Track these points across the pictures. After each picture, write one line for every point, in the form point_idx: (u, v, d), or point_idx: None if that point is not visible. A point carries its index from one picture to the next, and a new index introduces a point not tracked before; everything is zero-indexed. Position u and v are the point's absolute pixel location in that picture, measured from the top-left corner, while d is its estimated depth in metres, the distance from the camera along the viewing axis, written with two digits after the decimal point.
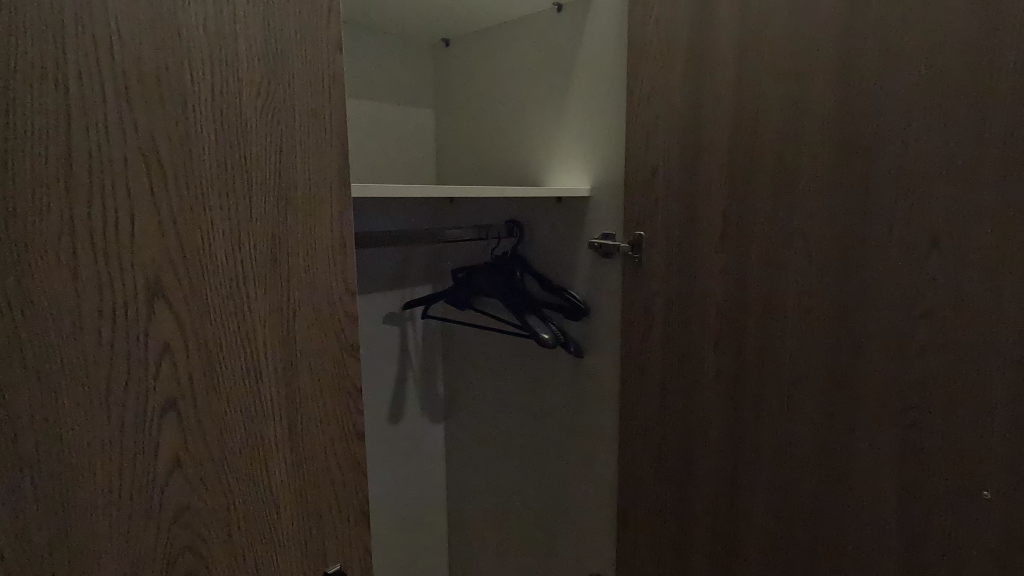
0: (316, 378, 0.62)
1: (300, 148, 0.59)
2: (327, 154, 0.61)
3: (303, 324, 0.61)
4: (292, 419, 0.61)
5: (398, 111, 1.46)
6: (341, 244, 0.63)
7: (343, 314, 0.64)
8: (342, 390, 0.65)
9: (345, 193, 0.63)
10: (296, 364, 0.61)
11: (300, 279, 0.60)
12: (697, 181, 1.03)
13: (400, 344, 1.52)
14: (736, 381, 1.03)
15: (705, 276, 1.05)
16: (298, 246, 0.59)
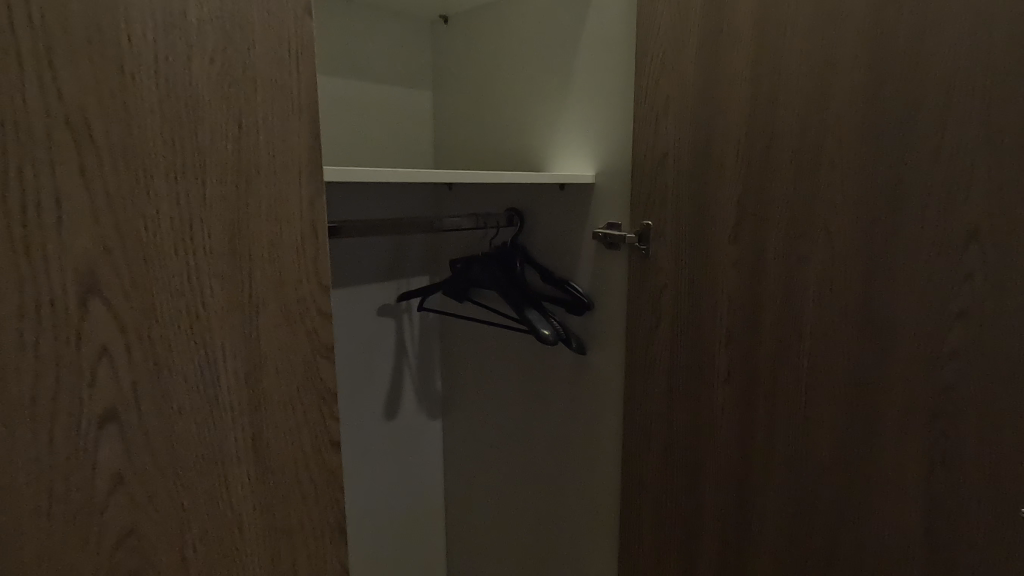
0: (283, 383, 0.56)
1: (262, 126, 0.52)
2: (295, 131, 0.54)
3: (267, 324, 0.54)
4: (256, 428, 0.55)
5: (394, 94, 1.39)
6: (312, 233, 0.57)
7: (315, 312, 0.58)
8: (314, 395, 0.59)
9: (317, 178, 0.56)
10: (260, 367, 0.54)
11: (263, 274, 0.53)
12: (709, 167, 0.95)
13: (395, 336, 1.46)
14: (748, 382, 0.97)
15: (717, 269, 0.97)
16: (261, 236, 0.53)
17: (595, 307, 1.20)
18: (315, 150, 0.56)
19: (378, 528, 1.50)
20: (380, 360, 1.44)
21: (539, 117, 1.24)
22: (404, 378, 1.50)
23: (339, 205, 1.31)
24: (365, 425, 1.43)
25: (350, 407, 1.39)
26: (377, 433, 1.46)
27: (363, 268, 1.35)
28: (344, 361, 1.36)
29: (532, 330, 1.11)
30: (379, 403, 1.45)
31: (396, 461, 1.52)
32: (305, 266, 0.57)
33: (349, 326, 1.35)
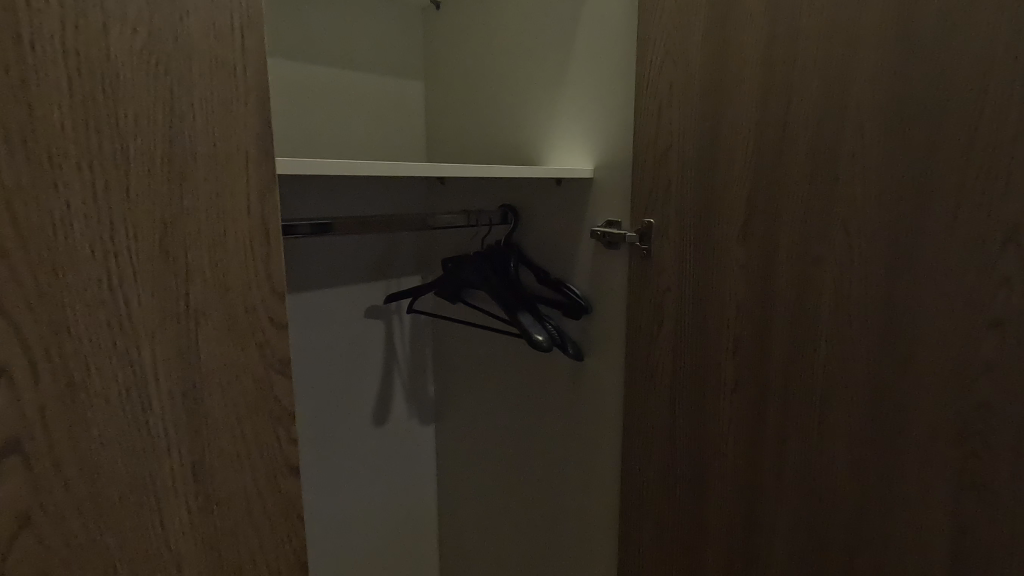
0: (227, 403, 0.49)
1: (199, 109, 0.45)
2: (240, 115, 0.47)
3: (208, 336, 0.47)
4: (195, 455, 0.48)
5: (383, 84, 1.31)
6: (262, 233, 0.50)
7: (265, 322, 0.51)
8: (265, 416, 0.52)
9: (268, 170, 0.49)
10: (200, 386, 0.48)
11: (202, 279, 0.47)
12: (716, 160, 0.88)
13: (379, 337, 1.38)
14: (758, 394, 0.89)
15: (724, 271, 0.90)
16: (200, 237, 0.46)
17: (593, 310, 1.12)
18: (265, 138, 0.49)
19: (363, 539, 1.44)
20: (361, 364, 1.35)
21: (534, 108, 1.16)
22: (388, 382, 1.42)
23: (322, 200, 1.23)
24: (347, 433, 1.36)
25: (329, 415, 1.31)
26: (359, 442, 1.38)
27: (349, 267, 1.28)
28: (324, 366, 1.29)
29: (525, 335, 1.04)
30: (361, 409, 1.38)
31: (381, 470, 1.44)
32: (253, 271, 0.50)
33: (325, 328, 1.27)
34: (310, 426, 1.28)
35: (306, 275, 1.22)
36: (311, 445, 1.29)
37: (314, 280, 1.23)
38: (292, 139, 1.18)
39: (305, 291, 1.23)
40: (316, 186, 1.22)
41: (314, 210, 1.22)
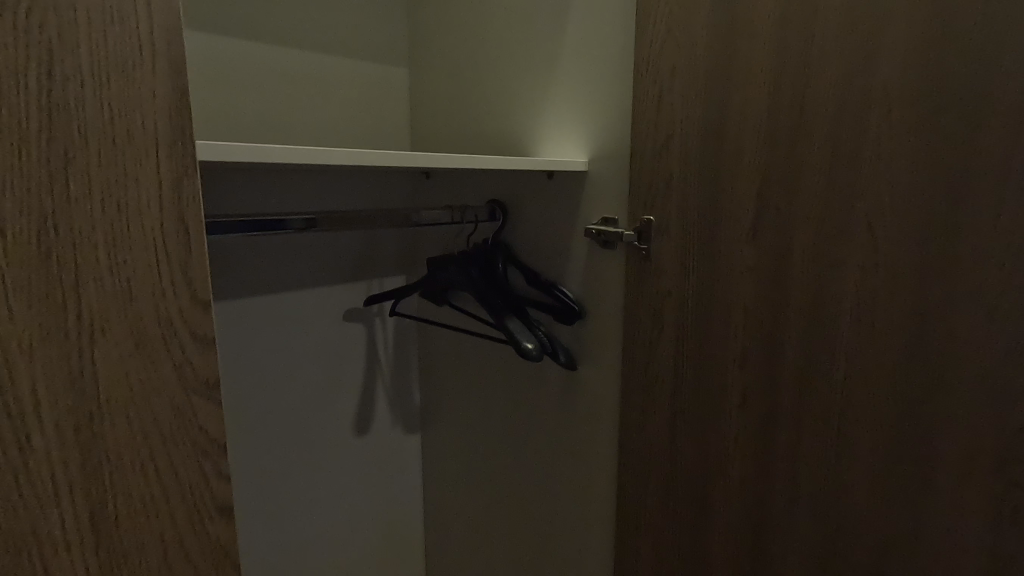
0: (128, 430, 0.42)
1: (92, 80, 0.38)
2: (140, 88, 0.40)
3: (103, 349, 0.40)
4: (84, 491, 0.40)
5: (362, 70, 1.22)
6: (180, 227, 0.43)
7: (177, 333, 0.43)
8: (180, 446, 0.44)
9: (185, 153, 0.43)
10: (98, 410, 0.40)
11: (93, 280, 0.39)
12: (722, 151, 0.79)
13: (345, 338, 1.26)
14: (766, 409, 0.81)
15: (729, 274, 0.81)
16: (97, 230, 0.39)
17: (586, 315, 1.03)
18: (177, 120, 0.42)
19: (331, 556, 1.32)
20: (322, 367, 1.23)
21: (525, 95, 1.07)
22: (355, 386, 1.30)
23: (294, 194, 1.14)
24: (309, 443, 1.24)
25: (287, 424, 1.20)
26: (323, 452, 1.27)
27: (325, 267, 1.20)
28: (280, 371, 1.17)
29: (513, 342, 0.95)
30: (325, 417, 1.26)
31: (350, 481, 1.33)
32: (161, 273, 0.42)
33: (280, 329, 1.16)
34: (267, 437, 1.17)
35: (272, 275, 1.13)
36: (268, 458, 1.18)
37: (282, 280, 1.14)
38: (261, 127, 1.09)
39: (274, 292, 1.13)
40: (288, 179, 1.12)
41: (286, 205, 1.13)
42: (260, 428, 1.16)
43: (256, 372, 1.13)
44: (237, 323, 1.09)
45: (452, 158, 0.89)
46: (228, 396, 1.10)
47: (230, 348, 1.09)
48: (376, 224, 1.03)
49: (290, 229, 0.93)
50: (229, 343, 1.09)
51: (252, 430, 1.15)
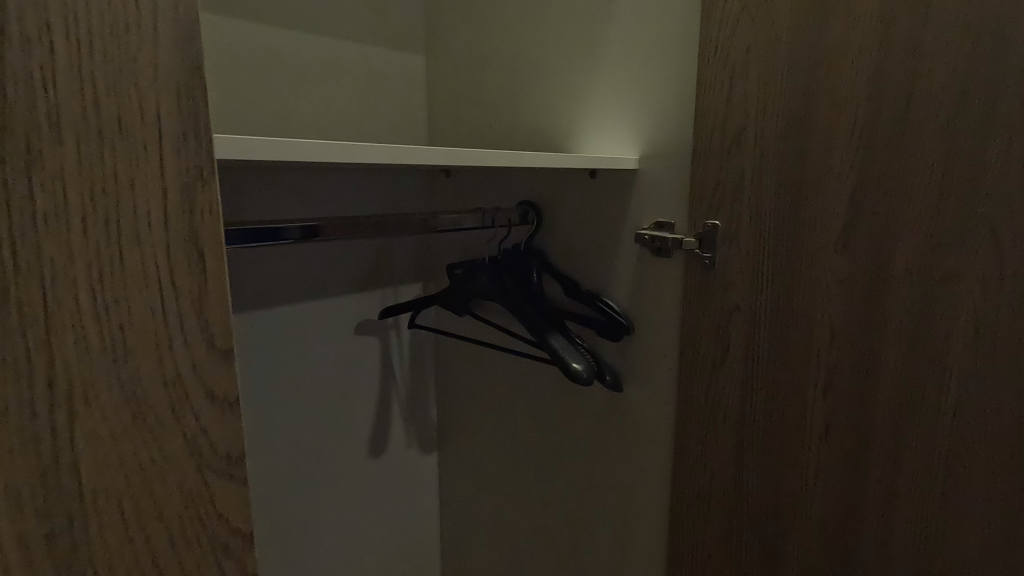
0: (120, 493, 0.34)
1: (66, 56, 0.29)
2: (131, 66, 0.31)
3: (87, 397, 0.32)
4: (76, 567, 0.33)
5: (377, 57, 1.11)
6: (185, 247, 0.35)
7: (173, 373, 0.35)
8: (186, 504, 0.37)
9: (192, 153, 0.34)
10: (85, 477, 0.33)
11: (68, 313, 0.31)
12: (805, 147, 0.69)
13: (365, 351, 1.16)
14: (853, 443, 0.71)
15: (812, 288, 0.71)
16: (83, 255, 0.31)
17: (634, 329, 0.93)
18: (185, 110, 0.34)
19: None
20: (341, 382, 1.13)
21: (563, 84, 0.97)
22: (374, 402, 1.20)
23: (300, 196, 1.02)
24: (327, 465, 1.14)
25: (304, 445, 1.10)
26: (341, 474, 1.17)
27: (336, 275, 1.09)
28: (296, 387, 1.07)
29: (560, 363, 0.85)
30: (343, 436, 1.16)
31: (368, 505, 1.23)
32: (159, 305, 0.34)
33: (287, 346, 1.04)
34: (283, 460, 1.08)
35: (280, 285, 1.01)
36: (283, 482, 1.08)
37: (289, 291, 1.03)
38: (266, 119, 0.97)
39: (283, 304, 1.03)
40: (294, 178, 1.01)
41: (293, 207, 1.02)
42: (275, 449, 1.06)
43: (271, 390, 1.03)
44: (251, 336, 0.99)
45: (490, 155, 0.78)
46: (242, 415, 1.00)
47: (243, 364, 0.99)
48: (385, 231, 0.91)
49: (285, 241, 0.82)
50: (242, 359, 0.99)
51: (267, 452, 1.05)
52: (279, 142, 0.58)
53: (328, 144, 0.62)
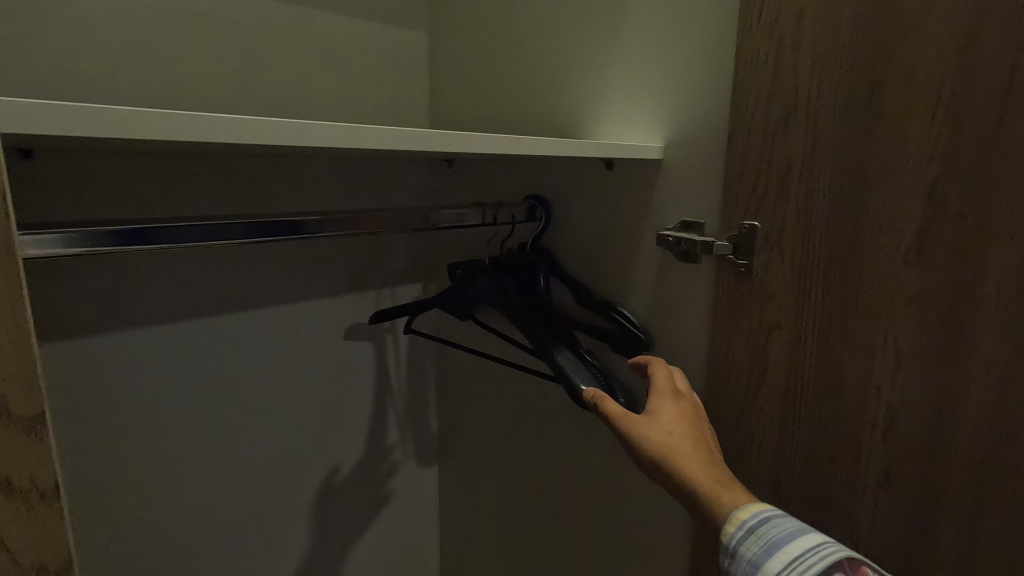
0: None
1: None
2: None
3: None
4: None
5: (373, 32, 1.00)
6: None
7: None
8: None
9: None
10: None
11: None
12: (871, 133, 0.56)
13: (267, 384, 0.94)
14: (922, 496, 0.58)
15: (875, 305, 0.58)
16: None
17: (655, 344, 0.81)
18: None
19: None
20: (232, 425, 0.91)
21: (578, 61, 0.84)
22: (284, 445, 0.98)
23: (288, 186, 0.91)
24: (210, 530, 0.91)
25: (172, 509, 0.86)
26: (276, 520, 0.99)
27: (327, 275, 0.98)
28: (158, 439, 0.83)
29: (567, 385, 0.73)
30: (234, 491, 0.93)
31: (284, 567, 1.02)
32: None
33: (271, 355, 0.93)
34: (141, 530, 0.84)
35: (266, 286, 0.91)
36: (145, 559, 0.85)
37: (275, 293, 0.92)
38: (245, 99, 0.86)
39: (265, 308, 0.92)
40: (281, 165, 0.90)
41: (281, 199, 0.91)
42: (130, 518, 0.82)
43: (116, 444, 0.80)
44: (123, 369, 0.78)
45: (504, 139, 0.64)
46: (197, 446, 0.87)
47: (67, 414, 0.75)
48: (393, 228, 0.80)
49: (306, 234, 0.72)
50: (65, 408, 0.74)
51: (114, 524, 0.81)
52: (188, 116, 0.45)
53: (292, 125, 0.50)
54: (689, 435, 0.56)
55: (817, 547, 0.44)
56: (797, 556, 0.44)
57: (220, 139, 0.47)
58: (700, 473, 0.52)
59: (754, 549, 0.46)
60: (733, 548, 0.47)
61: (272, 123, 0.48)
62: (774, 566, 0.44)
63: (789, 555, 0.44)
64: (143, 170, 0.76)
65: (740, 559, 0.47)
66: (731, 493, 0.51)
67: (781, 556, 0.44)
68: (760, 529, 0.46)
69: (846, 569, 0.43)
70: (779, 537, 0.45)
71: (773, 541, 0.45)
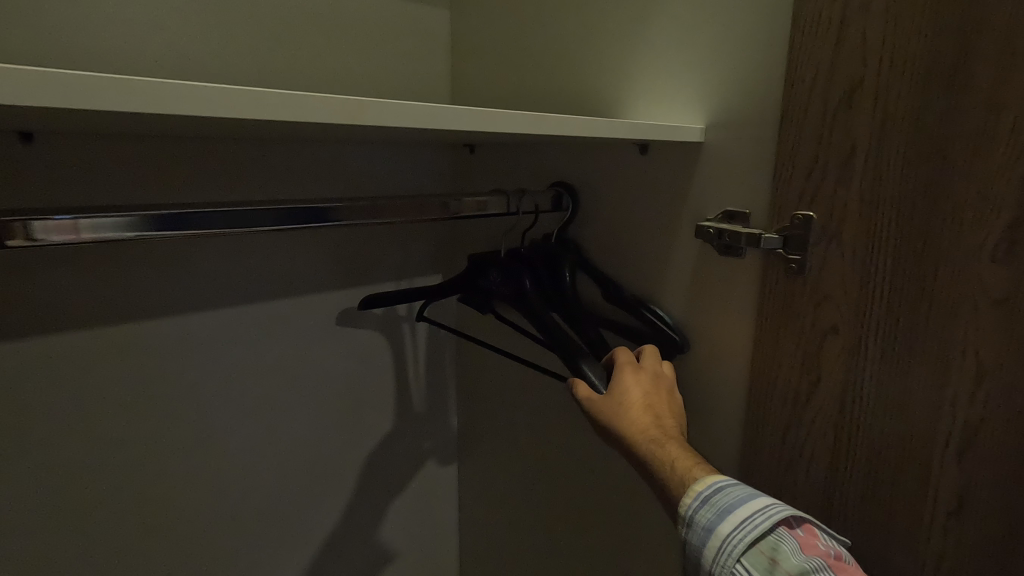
0: None
1: None
2: None
3: None
4: None
5: (392, 8, 0.95)
6: None
7: None
8: None
9: None
10: None
11: None
12: (956, 108, 0.48)
13: (274, 381, 0.89)
14: (1004, 529, 0.50)
15: (951, 308, 0.50)
16: None
17: (690, 345, 0.74)
18: None
19: None
20: (231, 424, 0.86)
21: (609, 34, 0.78)
22: (290, 446, 0.94)
23: (302, 172, 0.87)
24: (190, 542, 0.85)
25: (142, 521, 0.80)
26: (288, 519, 0.96)
27: (343, 266, 0.94)
28: (116, 448, 0.76)
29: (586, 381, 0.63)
30: (222, 497, 0.87)
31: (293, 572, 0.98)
32: None
33: (284, 350, 0.90)
34: (107, 545, 0.78)
35: (279, 278, 0.87)
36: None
37: (289, 284, 0.88)
38: (257, 78, 0.82)
39: (280, 299, 0.88)
40: (296, 150, 0.85)
41: (296, 186, 0.87)
42: (92, 534, 0.76)
43: (73, 452, 0.73)
44: (131, 363, 0.76)
45: (531, 117, 0.58)
46: (209, 442, 0.84)
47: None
48: (421, 216, 0.75)
49: (333, 223, 0.68)
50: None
51: (71, 542, 0.75)
52: (178, 85, 0.39)
53: (303, 98, 0.44)
54: (638, 400, 0.55)
55: (765, 507, 0.42)
56: (749, 519, 0.41)
57: (194, 110, 0.40)
58: (637, 433, 0.51)
59: (709, 516, 0.43)
60: (688, 517, 0.44)
61: (257, 92, 0.42)
62: (725, 531, 0.41)
63: (741, 518, 0.42)
64: (147, 152, 0.72)
65: (695, 527, 0.43)
66: (662, 445, 0.49)
67: (733, 520, 0.42)
68: (715, 497, 0.43)
69: (792, 525, 0.43)
70: (732, 502, 0.42)
71: (725, 507, 0.42)
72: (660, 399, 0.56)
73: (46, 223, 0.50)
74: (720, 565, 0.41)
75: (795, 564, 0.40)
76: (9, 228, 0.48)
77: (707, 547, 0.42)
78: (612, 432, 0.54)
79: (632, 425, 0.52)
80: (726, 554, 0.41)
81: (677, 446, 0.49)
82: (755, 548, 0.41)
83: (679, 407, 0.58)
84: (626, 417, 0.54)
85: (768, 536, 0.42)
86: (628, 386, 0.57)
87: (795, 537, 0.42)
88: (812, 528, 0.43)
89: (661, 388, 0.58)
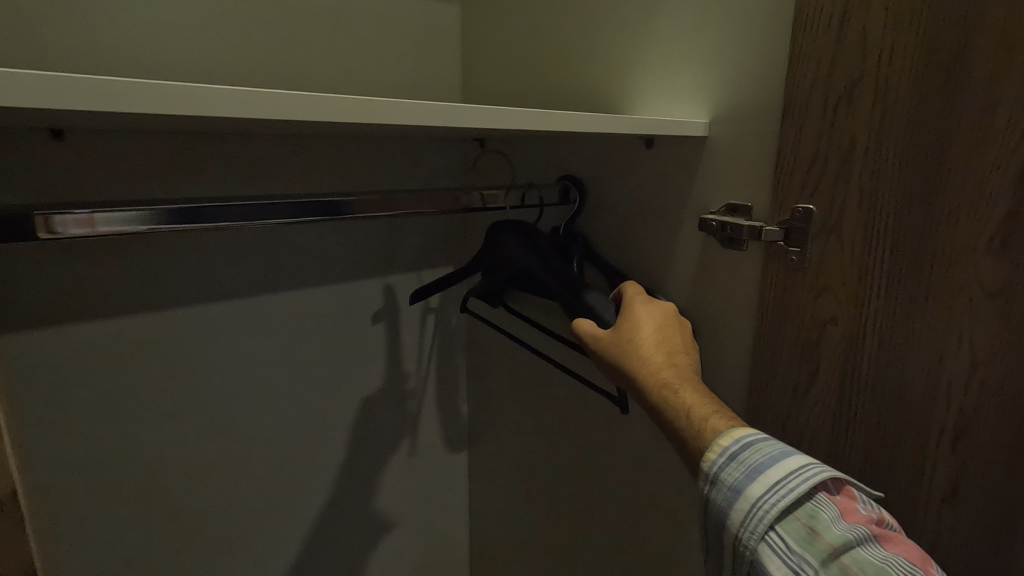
0: None
1: None
2: None
3: None
4: None
5: (403, 5, 0.97)
6: None
7: None
8: None
9: None
10: None
11: None
12: (950, 105, 0.49)
13: (289, 368, 0.93)
14: (994, 517, 0.51)
15: (949, 300, 0.51)
16: None
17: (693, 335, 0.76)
18: None
19: None
20: (249, 411, 0.90)
21: (616, 32, 0.79)
22: (304, 431, 0.97)
23: (319, 167, 0.90)
24: (208, 523, 0.89)
25: (164, 501, 0.84)
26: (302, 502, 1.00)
27: (356, 258, 0.97)
28: (142, 434, 0.80)
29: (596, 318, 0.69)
30: (241, 480, 0.91)
31: (308, 552, 1.02)
32: None
33: (298, 338, 0.93)
34: (133, 527, 0.82)
35: (295, 268, 0.90)
36: (137, 557, 0.83)
37: (304, 274, 0.91)
38: (273, 77, 0.84)
39: (295, 289, 0.91)
40: (312, 146, 0.88)
41: (312, 180, 0.89)
42: (116, 513, 0.80)
43: (97, 436, 0.77)
44: (153, 350, 0.79)
45: (540, 114, 0.59)
46: (225, 427, 0.88)
47: (32, 415, 0.72)
48: (432, 208, 0.76)
49: (346, 216, 0.70)
50: (22, 408, 0.71)
51: (95, 520, 0.79)
52: (197, 89, 0.41)
53: (316, 99, 0.47)
54: (649, 344, 0.58)
55: (799, 470, 0.43)
56: (781, 481, 0.42)
57: (215, 112, 0.43)
58: (653, 376, 0.54)
59: (737, 476, 0.44)
60: (714, 475, 0.45)
61: (277, 96, 0.45)
62: (755, 490, 0.42)
63: (773, 480, 0.42)
64: (170, 149, 0.76)
65: (721, 487, 0.44)
66: (678, 391, 0.51)
67: (765, 482, 0.42)
68: (742, 454, 0.44)
69: (831, 490, 0.44)
70: (762, 462, 0.43)
71: (755, 466, 0.43)
72: (676, 345, 0.58)
73: (65, 217, 0.52)
74: (750, 529, 0.42)
75: (835, 534, 0.39)
76: (34, 223, 0.52)
77: (737, 510, 0.43)
78: (629, 376, 0.56)
79: (648, 368, 0.55)
80: (756, 518, 0.42)
81: (692, 392, 0.51)
82: (792, 516, 0.41)
83: (691, 341, 0.61)
84: (642, 359, 0.56)
85: (807, 503, 0.42)
86: (643, 331, 0.59)
87: (835, 503, 0.43)
88: (852, 491, 0.44)
89: (671, 329, 0.60)
